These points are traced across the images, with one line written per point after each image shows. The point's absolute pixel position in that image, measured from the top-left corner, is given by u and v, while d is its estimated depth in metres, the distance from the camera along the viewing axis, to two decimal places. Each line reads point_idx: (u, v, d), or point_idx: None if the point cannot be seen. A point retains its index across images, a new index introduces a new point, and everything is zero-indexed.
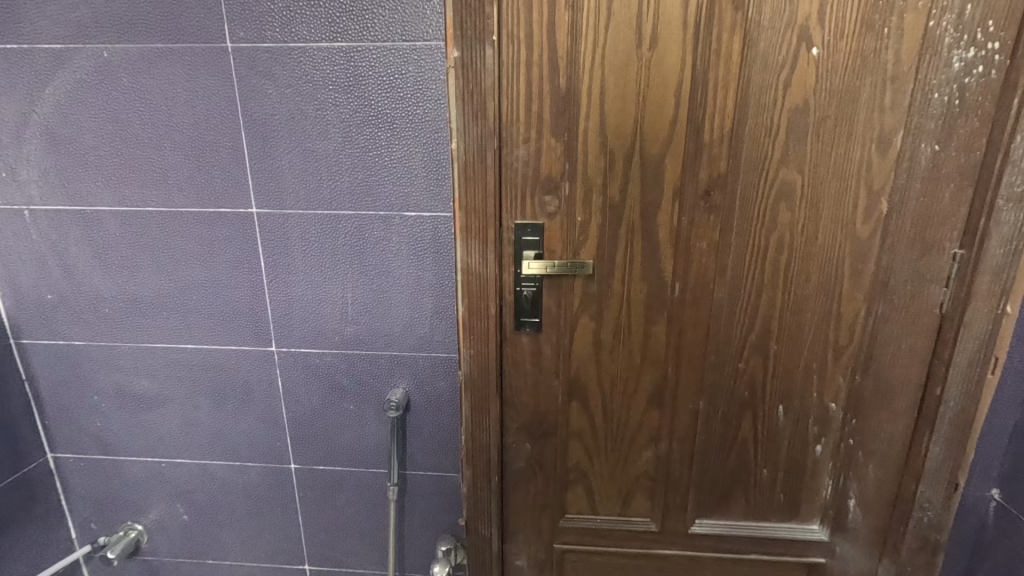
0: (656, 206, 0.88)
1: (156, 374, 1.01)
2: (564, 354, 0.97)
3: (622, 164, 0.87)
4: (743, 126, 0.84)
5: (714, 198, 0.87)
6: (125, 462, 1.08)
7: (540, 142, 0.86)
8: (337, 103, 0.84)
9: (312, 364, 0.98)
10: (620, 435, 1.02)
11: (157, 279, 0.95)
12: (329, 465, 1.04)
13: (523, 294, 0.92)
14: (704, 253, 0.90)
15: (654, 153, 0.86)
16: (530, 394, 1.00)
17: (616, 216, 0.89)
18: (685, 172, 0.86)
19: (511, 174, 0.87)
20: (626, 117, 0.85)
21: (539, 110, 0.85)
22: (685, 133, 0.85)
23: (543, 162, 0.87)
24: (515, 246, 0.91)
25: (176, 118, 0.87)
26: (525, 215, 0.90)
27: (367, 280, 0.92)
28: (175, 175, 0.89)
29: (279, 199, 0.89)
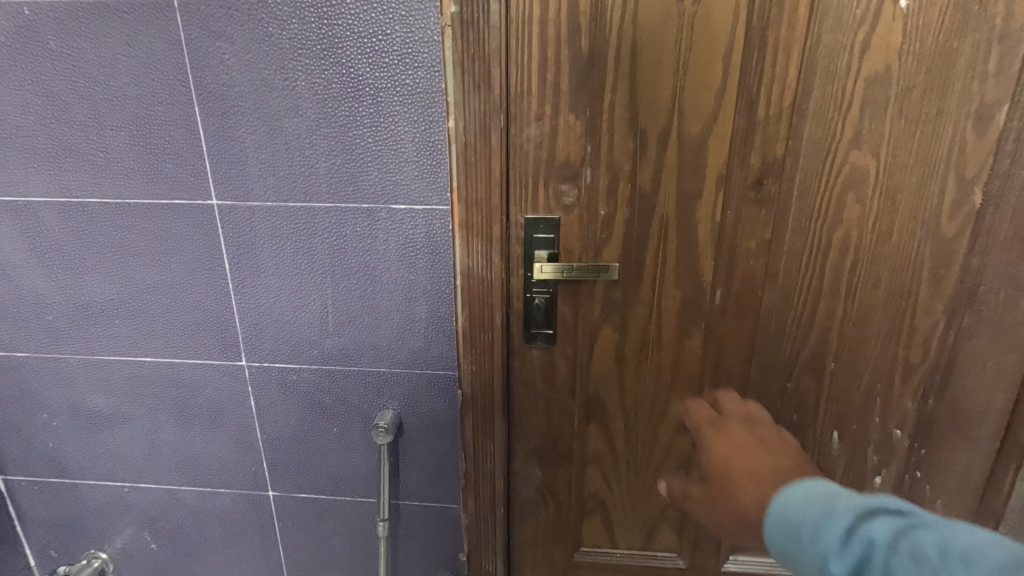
0: (697, 197, 0.73)
1: (111, 390, 0.88)
2: (582, 371, 0.83)
3: (655, 146, 0.71)
4: (808, 98, 0.68)
5: (766, 188, 0.72)
6: (83, 486, 0.95)
7: (557, 120, 0.71)
8: (309, 71, 0.69)
9: (289, 381, 0.84)
10: (644, 462, 0.88)
11: (106, 283, 0.81)
12: (312, 493, 0.91)
13: (535, 301, 0.78)
14: (752, 255, 0.75)
15: (695, 133, 0.70)
16: (541, 415, 0.86)
17: (647, 209, 0.74)
18: (733, 156, 0.71)
19: (520, 158, 0.72)
20: (663, 89, 0.69)
21: (555, 79, 0.69)
22: (734, 107, 0.69)
23: (560, 144, 0.72)
24: (525, 245, 0.76)
25: (117, 91, 0.72)
26: (537, 208, 0.75)
27: (349, 285, 0.78)
28: (120, 160, 0.75)
29: (243, 189, 0.75)
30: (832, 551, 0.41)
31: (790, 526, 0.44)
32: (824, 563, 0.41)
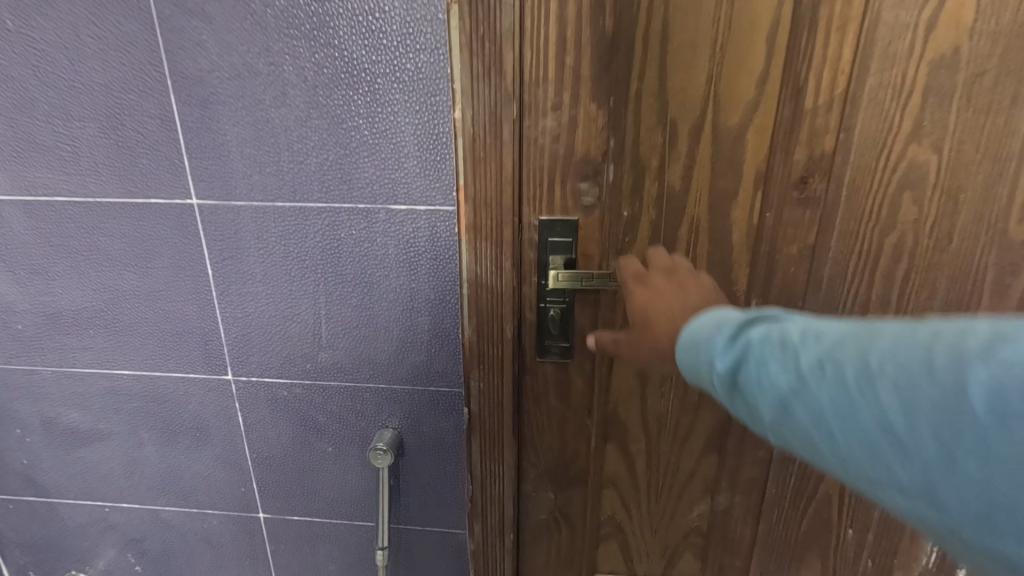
0: (732, 197, 0.65)
1: (88, 404, 0.81)
2: (600, 387, 0.76)
3: (686, 140, 0.64)
4: (862, 84, 0.60)
5: (811, 188, 0.64)
6: (61, 505, 0.89)
7: (576, 110, 0.63)
8: (298, 54, 0.61)
9: (279, 397, 0.77)
10: (666, 485, 0.81)
11: (78, 290, 0.74)
12: (306, 516, 0.84)
13: (550, 312, 0.70)
14: (793, 262, 0.67)
15: (733, 125, 0.63)
16: (555, 434, 0.78)
17: (676, 210, 0.66)
18: (774, 151, 0.63)
19: (534, 153, 0.64)
20: (698, 75, 0.61)
21: (575, 64, 0.61)
22: (778, 95, 0.61)
23: (579, 138, 0.64)
24: (539, 249, 0.68)
25: (84, 77, 0.64)
26: (553, 209, 0.67)
27: (344, 293, 0.71)
28: (90, 154, 0.67)
29: (227, 187, 0.67)
30: (716, 352, 0.39)
31: (687, 341, 0.42)
32: (710, 365, 0.39)
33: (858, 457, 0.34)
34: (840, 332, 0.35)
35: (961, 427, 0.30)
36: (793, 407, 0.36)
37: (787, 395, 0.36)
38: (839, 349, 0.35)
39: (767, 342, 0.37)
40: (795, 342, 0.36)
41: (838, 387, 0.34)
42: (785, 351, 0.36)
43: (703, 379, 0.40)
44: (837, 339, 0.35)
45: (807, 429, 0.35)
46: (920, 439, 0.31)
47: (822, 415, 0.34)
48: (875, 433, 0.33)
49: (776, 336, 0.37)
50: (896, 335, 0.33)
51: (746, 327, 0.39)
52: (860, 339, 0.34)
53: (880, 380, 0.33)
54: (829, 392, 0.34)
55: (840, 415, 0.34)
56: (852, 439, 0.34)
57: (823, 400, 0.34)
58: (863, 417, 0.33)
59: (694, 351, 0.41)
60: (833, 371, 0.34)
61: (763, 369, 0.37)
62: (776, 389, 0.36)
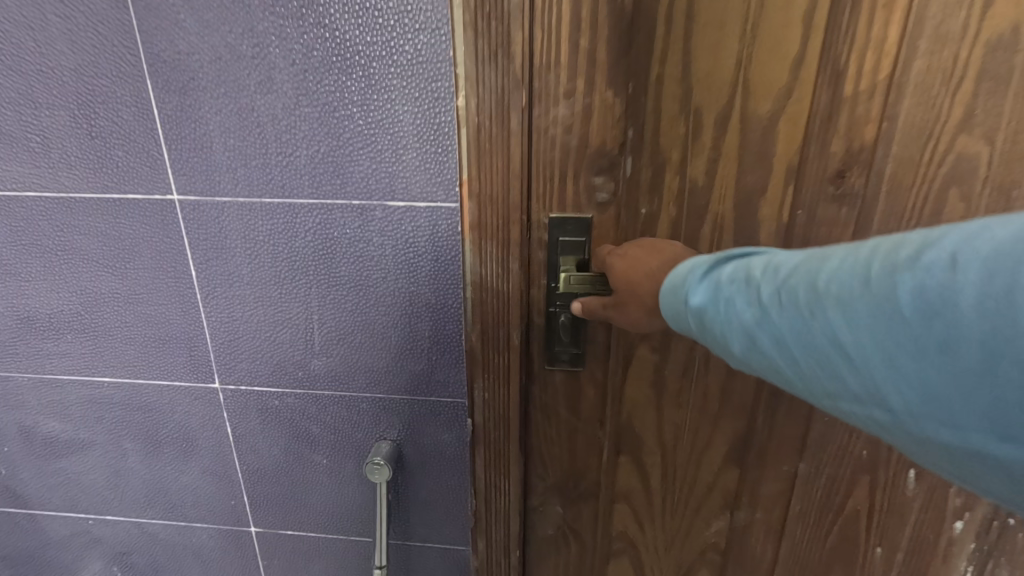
0: (761, 193, 0.60)
1: (68, 413, 0.76)
2: (613, 397, 0.70)
3: (711, 130, 0.58)
4: (909, 67, 0.54)
5: (847, 183, 0.58)
6: (43, 517, 0.84)
7: (591, 97, 0.57)
8: (285, 35, 0.56)
9: (270, 407, 0.72)
10: (682, 500, 0.76)
11: (53, 293, 0.69)
12: (300, 530, 0.80)
13: (560, 317, 0.65)
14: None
15: (763, 114, 0.57)
16: (564, 446, 0.73)
17: (698, 207, 0.61)
18: (808, 142, 0.57)
19: (544, 145, 0.59)
20: (727, 58, 0.55)
21: (591, 45, 0.55)
22: (814, 80, 0.55)
23: (594, 128, 0.58)
24: (549, 249, 0.63)
25: (52, 61, 0.59)
26: (564, 205, 0.61)
27: (337, 296, 0.66)
28: (61, 146, 0.62)
29: (209, 181, 0.62)
30: (690, 291, 0.43)
31: (669, 288, 0.46)
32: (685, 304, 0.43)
33: (814, 370, 0.36)
34: (793, 260, 0.38)
35: (892, 328, 0.32)
36: (755, 331, 0.39)
37: (750, 324, 0.39)
38: (790, 275, 0.38)
39: (732, 279, 0.41)
40: (755, 274, 0.40)
41: (791, 309, 0.37)
42: (747, 285, 0.40)
43: (683, 320, 0.44)
44: (791, 266, 0.38)
45: (767, 351, 0.39)
46: (861, 346, 0.34)
47: (781, 336, 0.38)
48: (824, 345, 0.35)
49: (740, 273, 0.41)
50: (839, 255, 0.36)
51: (717, 269, 0.43)
52: (808, 262, 0.37)
53: (824, 296, 0.35)
54: (784, 315, 0.37)
55: (793, 333, 0.37)
56: (806, 354, 0.36)
57: (778, 323, 0.37)
58: (813, 333, 0.36)
59: (675, 297, 0.45)
60: (784, 295, 0.37)
61: (729, 304, 0.40)
62: (740, 318, 0.40)
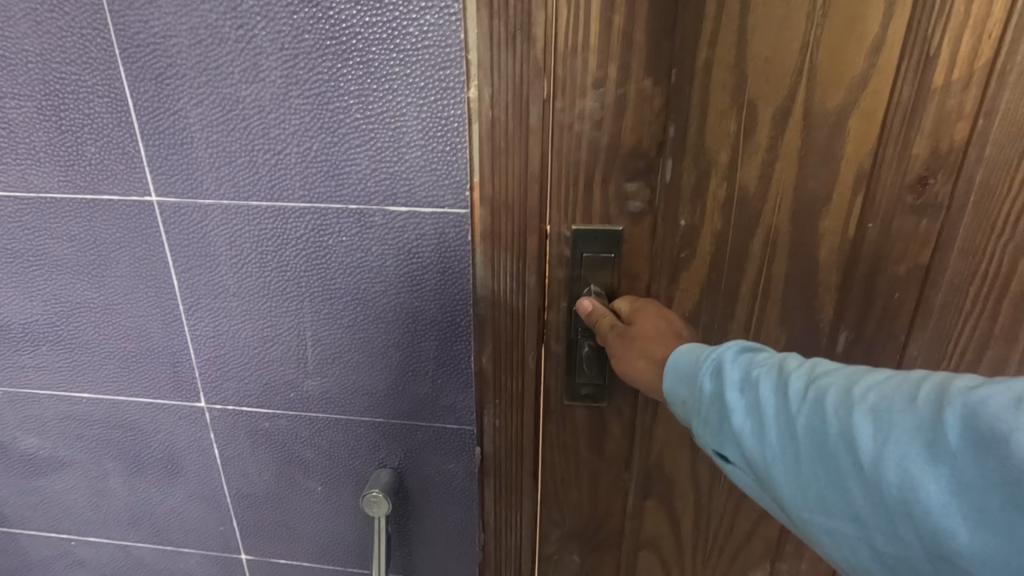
0: (823, 203, 0.53)
1: (46, 430, 0.71)
2: (641, 435, 0.63)
3: (770, 129, 0.51)
4: (1013, 52, 0.47)
5: (927, 198, 0.51)
6: (24, 537, 0.79)
7: (626, 88, 0.49)
8: (272, 14, 0.48)
9: (259, 429, 0.66)
10: (718, 544, 0.68)
11: (26, 301, 0.63)
12: (293, 560, 0.73)
13: (582, 343, 0.57)
14: (901, 292, 0.55)
15: (832, 110, 0.50)
16: (584, 490, 0.66)
17: (748, 217, 0.54)
18: (884, 144, 0.50)
19: (567, 145, 0.51)
20: (789, 42, 0.48)
21: (628, 26, 0.48)
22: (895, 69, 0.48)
23: (628, 125, 0.50)
24: (569, 265, 0.55)
25: (14, 46, 0.52)
26: (590, 216, 0.54)
27: (332, 311, 0.59)
28: (29, 141, 0.56)
29: (191, 181, 0.55)
30: (705, 370, 0.40)
31: (689, 353, 0.43)
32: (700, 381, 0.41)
33: (817, 477, 0.34)
34: (824, 366, 0.37)
35: (918, 457, 0.31)
36: (766, 423, 0.37)
37: (767, 419, 0.37)
38: (827, 375, 0.36)
39: (763, 362, 0.39)
40: (788, 365, 0.38)
41: (817, 409, 0.35)
42: (777, 372, 0.38)
43: (689, 388, 0.41)
44: (830, 370, 0.36)
45: (771, 446, 0.36)
46: (883, 461, 0.32)
47: (794, 435, 0.35)
48: (840, 454, 0.33)
49: (766, 362, 0.39)
50: (883, 374, 0.35)
51: (747, 349, 0.41)
52: (849, 371, 0.36)
53: (858, 404, 0.33)
54: (807, 414, 0.35)
55: (810, 441, 0.35)
56: (814, 457, 0.34)
57: (800, 418, 0.35)
58: (831, 439, 0.34)
59: (692, 361, 0.42)
60: (809, 399, 0.35)
61: (753, 387, 0.38)
62: (758, 403, 0.37)
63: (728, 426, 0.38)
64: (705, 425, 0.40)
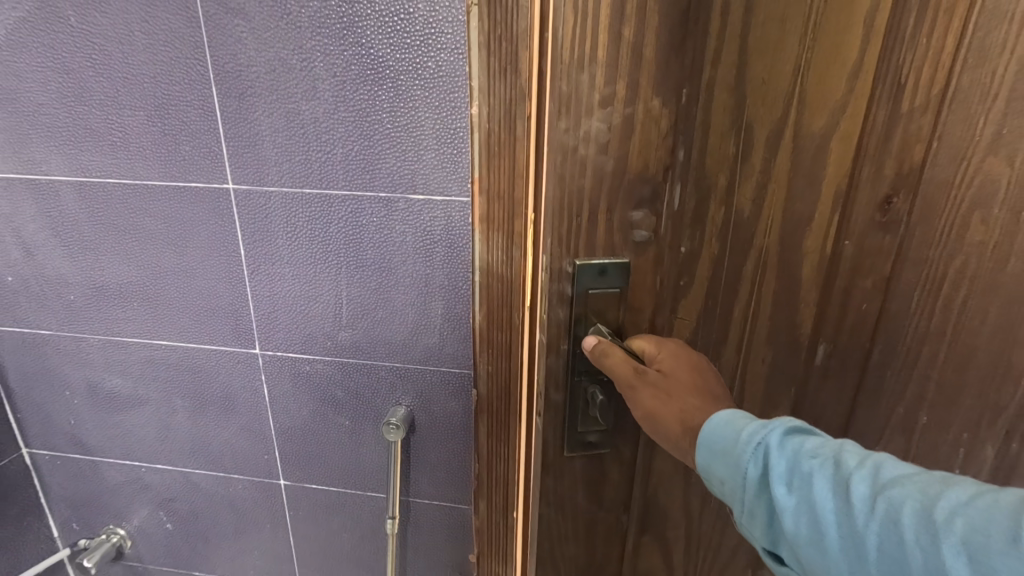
0: (806, 215, 0.54)
1: (128, 371, 0.88)
2: (641, 475, 0.63)
3: (759, 157, 0.52)
4: (958, 83, 0.47)
5: (881, 216, 0.53)
6: (102, 464, 0.96)
7: (634, 107, 0.48)
8: (328, 52, 0.66)
9: (302, 372, 0.83)
10: (718, 542, 0.68)
11: (123, 265, 0.81)
12: (323, 485, 0.90)
13: (586, 386, 0.57)
14: (866, 300, 0.56)
15: (817, 130, 0.51)
16: (581, 543, 0.64)
17: (742, 239, 0.55)
18: (864, 163, 0.51)
19: (573, 170, 0.49)
20: (778, 70, 0.49)
21: (637, 39, 0.46)
22: (875, 88, 0.49)
23: (634, 151, 0.49)
24: (567, 304, 0.54)
25: (135, 70, 0.70)
26: (594, 249, 0.52)
27: (363, 276, 0.75)
28: (137, 140, 0.73)
29: (259, 174, 0.72)
30: (749, 460, 0.41)
31: (728, 433, 0.43)
32: (745, 471, 0.41)
33: None
34: (894, 472, 0.36)
35: None
36: (827, 531, 0.36)
37: (830, 526, 0.36)
38: (897, 488, 0.35)
39: (816, 457, 0.38)
40: (846, 463, 0.37)
41: (888, 525, 0.34)
42: (835, 471, 0.37)
43: (728, 470, 0.42)
44: (900, 480, 0.35)
45: (834, 560, 0.36)
46: None
47: (863, 550, 0.35)
48: None
49: (822, 456, 0.38)
50: (970, 494, 0.33)
51: (796, 436, 0.40)
52: (921, 484, 0.35)
53: (943, 535, 0.32)
54: (877, 530, 0.34)
55: (883, 564, 0.34)
56: None
57: (867, 533, 0.34)
58: (910, 567, 0.32)
59: (732, 439, 0.42)
60: (877, 513, 0.34)
61: (808, 485, 0.38)
62: (814, 506, 0.37)
63: (781, 525, 0.38)
64: (752, 516, 0.41)
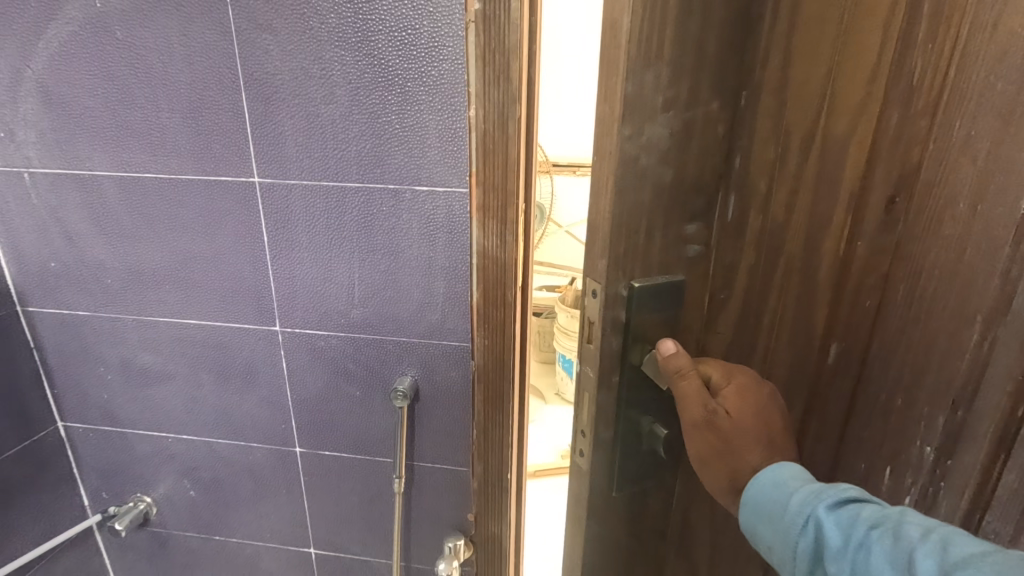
0: (806, 233, 0.48)
1: (159, 348, 0.97)
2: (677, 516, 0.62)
3: (796, 174, 0.47)
4: (962, 76, 0.37)
5: (872, 233, 0.44)
6: (131, 436, 1.06)
7: (694, 111, 0.47)
8: (344, 62, 0.75)
9: (317, 347, 0.92)
10: None
11: (156, 251, 0.90)
12: (336, 452, 1.00)
13: (641, 417, 0.55)
14: (850, 318, 0.47)
15: (839, 133, 0.44)
16: None
17: (773, 250, 0.50)
18: (875, 165, 0.43)
19: (631, 181, 0.47)
20: (792, 97, 0.46)
21: (699, 37, 0.45)
22: (884, 96, 0.42)
23: (693, 152, 0.48)
24: (622, 332, 0.52)
25: (173, 77, 0.79)
26: (649, 268, 0.51)
27: (374, 260, 0.85)
28: (173, 139, 0.83)
29: (281, 168, 0.82)
30: (798, 530, 0.44)
31: (771, 486, 0.47)
32: (796, 540, 0.44)
33: None
34: (962, 550, 0.36)
35: None
36: None
37: None
38: (961, 567, 0.35)
39: (877, 529, 0.40)
40: (902, 535, 0.39)
41: None
42: (892, 544, 0.39)
43: (778, 538, 0.46)
44: (969, 561, 0.35)
45: None
46: None
47: None
48: None
49: (876, 530, 0.40)
50: None
51: (847, 505, 0.43)
52: (988, 563, 0.35)
53: None
54: None
55: None
56: None
57: None
58: None
59: (775, 503, 0.46)
60: None
61: (866, 553, 0.40)
62: None
63: None
64: None
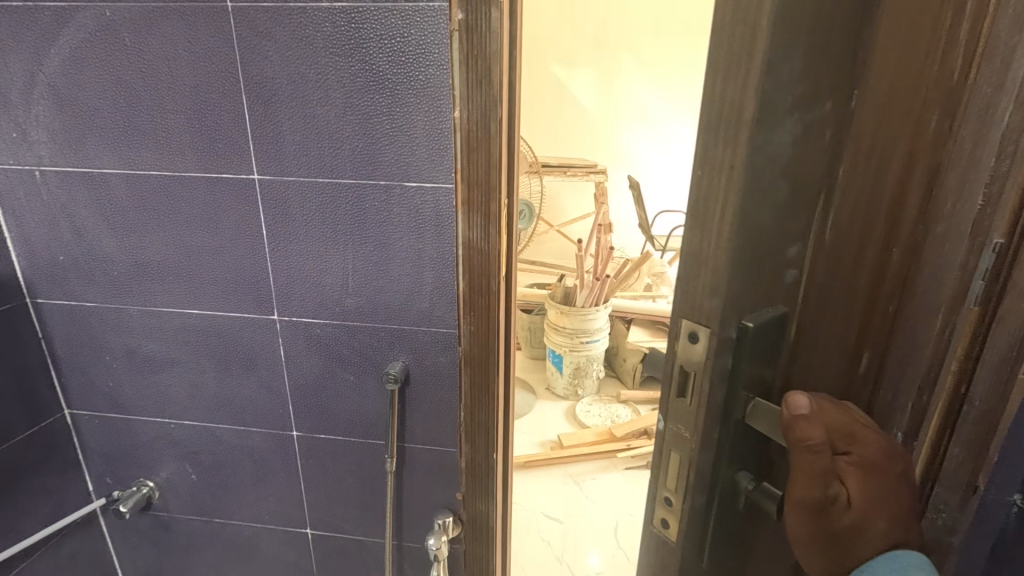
0: (859, 243, 0.42)
1: (163, 337, 1.03)
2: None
3: (855, 188, 0.40)
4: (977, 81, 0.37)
5: (905, 242, 0.41)
6: (135, 422, 1.11)
7: (814, 113, 0.38)
8: (338, 67, 0.81)
9: (314, 334, 0.98)
10: None
11: (160, 244, 0.96)
12: (332, 435, 1.05)
13: (737, 476, 0.46)
14: (878, 321, 0.44)
15: (892, 136, 0.39)
16: None
17: (840, 265, 0.42)
18: (913, 168, 0.40)
19: (755, 200, 0.38)
20: (883, 96, 0.38)
21: (830, 19, 0.36)
22: (928, 96, 0.38)
23: (798, 151, 0.39)
24: (729, 383, 0.43)
25: (178, 81, 0.85)
26: (756, 300, 0.42)
27: (367, 251, 0.91)
28: (178, 139, 0.88)
29: (279, 165, 0.88)
30: None
31: None
32: None
33: None
34: None
35: None
36: None
37: None
38: None
39: None
40: None
41: None
42: None
43: None
44: None
45: None
46: None
47: None
48: None
49: None
50: None
51: None
52: None
53: None
54: None
55: None
56: None
57: None
58: None
59: None
60: None
61: None
62: None
63: None
64: None
